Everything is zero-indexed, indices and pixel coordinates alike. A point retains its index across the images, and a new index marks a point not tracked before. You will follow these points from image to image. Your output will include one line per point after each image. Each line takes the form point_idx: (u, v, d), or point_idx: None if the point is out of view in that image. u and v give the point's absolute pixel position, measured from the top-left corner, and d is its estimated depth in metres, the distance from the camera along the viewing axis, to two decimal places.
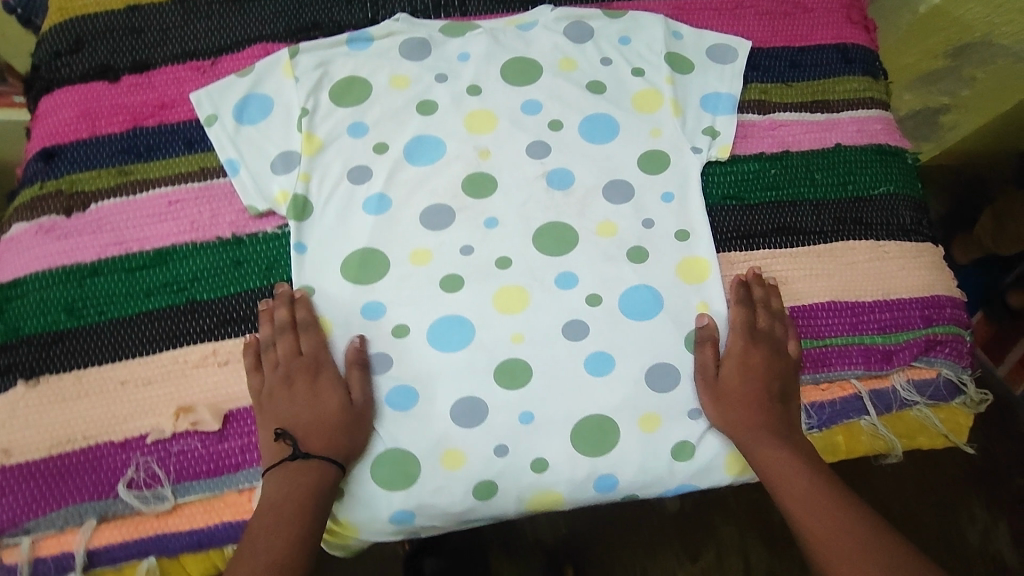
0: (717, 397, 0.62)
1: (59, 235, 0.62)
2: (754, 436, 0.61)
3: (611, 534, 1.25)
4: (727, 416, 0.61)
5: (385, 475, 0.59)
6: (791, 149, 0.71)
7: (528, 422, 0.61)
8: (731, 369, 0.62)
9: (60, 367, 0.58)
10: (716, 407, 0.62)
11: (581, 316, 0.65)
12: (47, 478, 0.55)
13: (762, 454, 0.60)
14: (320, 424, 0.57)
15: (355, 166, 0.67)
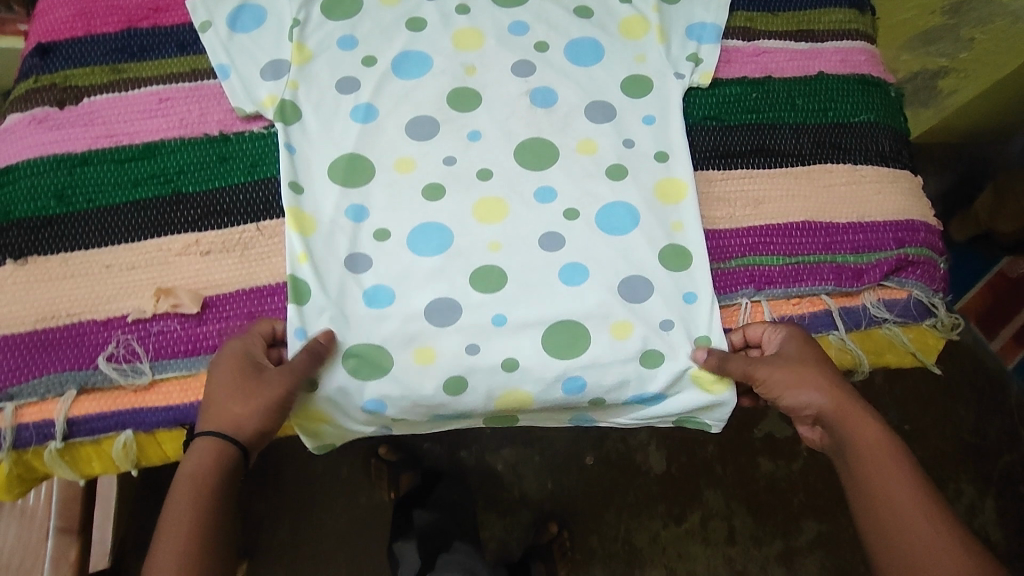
0: (796, 372, 0.59)
1: (52, 125, 0.63)
2: (850, 417, 0.58)
3: (597, 494, 1.26)
4: (814, 393, 0.59)
5: (352, 365, 0.60)
6: (772, 75, 0.71)
7: (500, 323, 0.62)
8: (795, 350, 0.61)
9: (49, 249, 0.60)
10: (796, 383, 0.59)
11: (558, 229, 0.65)
12: (31, 349, 0.57)
13: (855, 431, 0.58)
14: (219, 400, 0.55)
15: (343, 78, 0.67)
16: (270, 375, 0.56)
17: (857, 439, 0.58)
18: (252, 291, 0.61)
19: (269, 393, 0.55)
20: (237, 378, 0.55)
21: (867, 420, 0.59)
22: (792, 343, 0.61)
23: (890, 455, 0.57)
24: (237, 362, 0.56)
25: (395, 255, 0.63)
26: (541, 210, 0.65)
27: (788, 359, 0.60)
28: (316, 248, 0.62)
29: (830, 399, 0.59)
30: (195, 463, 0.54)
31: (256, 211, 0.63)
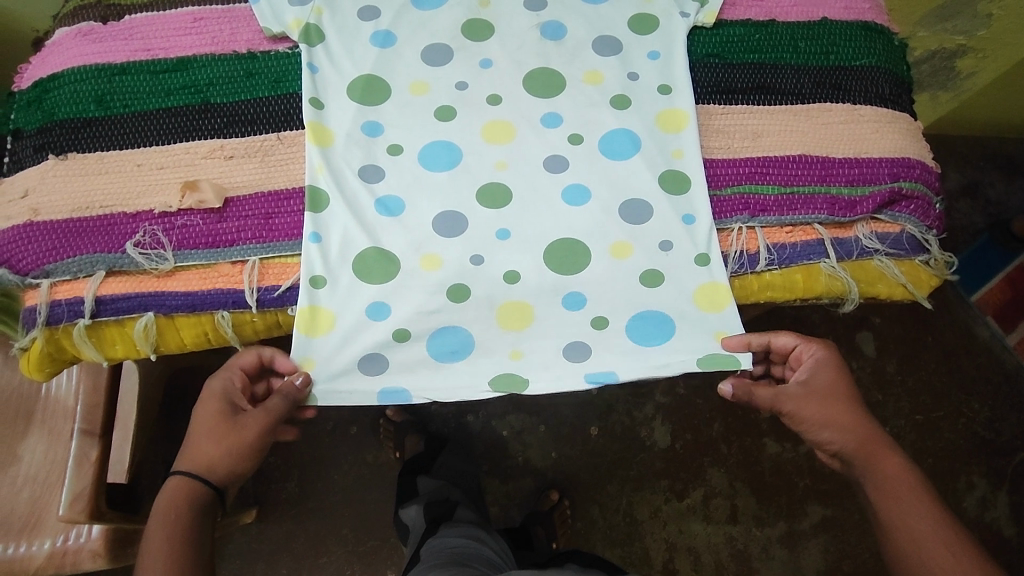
0: (822, 411, 0.64)
1: (95, 38, 0.68)
2: (874, 456, 0.63)
3: (599, 464, 1.26)
4: (839, 425, 0.64)
5: (361, 267, 0.64)
6: (777, 18, 0.74)
7: (503, 238, 0.65)
8: (823, 382, 0.65)
9: (87, 146, 0.65)
10: (824, 420, 0.64)
11: (561, 152, 0.68)
12: (67, 234, 0.61)
13: (878, 464, 0.63)
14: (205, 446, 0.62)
15: (365, 6, 0.72)
16: (250, 419, 0.62)
17: (880, 476, 0.62)
18: (270, 194, 0.64)
19: (243, 436, 0.62)
20: (218, 417, 0.62)
21: (890, 454, 0.63)
22: (822, 372, 0.66)
23: (909, 486, 0.61)
24: (219, 400, 0.63)
25: (408, 169, 0.67)
26: (547, 140, 0.68)
27: (811, 395, 0.65)
28: (332, 159, 0.66)
29: (852, 438, 0.64)
30: (168, 498, 0.61)
31: (278, 122, 0.67)
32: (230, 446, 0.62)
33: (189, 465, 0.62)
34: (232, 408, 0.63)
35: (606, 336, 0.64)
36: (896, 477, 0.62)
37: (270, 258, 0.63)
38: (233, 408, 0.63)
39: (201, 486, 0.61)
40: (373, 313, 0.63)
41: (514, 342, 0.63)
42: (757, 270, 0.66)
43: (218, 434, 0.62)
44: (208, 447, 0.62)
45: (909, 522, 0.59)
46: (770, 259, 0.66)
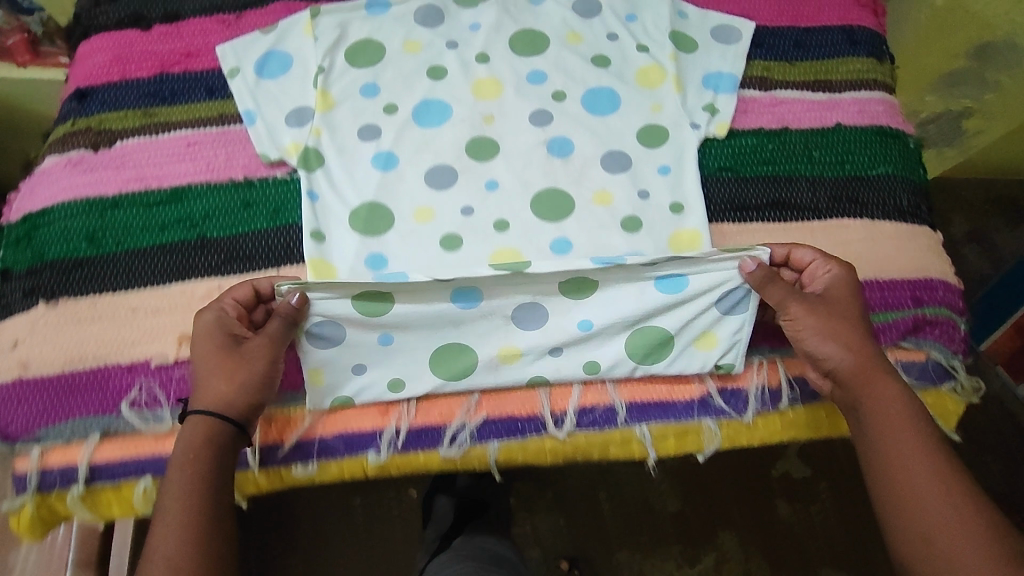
0: (827, 322, 0.59)
1: (86, 169, 0.66)
2: (870, 382, 0.57)
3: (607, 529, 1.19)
4: (840, 342, 0.59)
5: (364, 303, 0.60)
6: (789, 126, 0.72)
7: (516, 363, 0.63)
8: (837, 296, 0.61)
9: (79, 290, 0.62)
10: (821, 330, 0.59)
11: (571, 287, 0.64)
12: (59, 393, 0.59)
13: (874, 398, 0.57)
14: (209, 376, 0.56)
15: (363, 125, 0.68)
16: (250, 343, 0.57)
17: (876, 406, 0.57)
18: None
19: (251, 361, 0.57)
20: (214, 350, 0.57)
21: (888, 381, 0.58)
22: (836, 292, 0.61)
23: (907, 423, 0.56)
24: (213, 331, 0.58)
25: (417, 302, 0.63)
26: None
27: (825, 304, 0.60)
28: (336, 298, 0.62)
29: (853, 357, 0.58)
30: (186, 446, 0.54)
31: (278, 255, 0.64)
32: (239, 376, 0.56)
33: (203, 403, 0.55)
34: (230, 339, 0.58)
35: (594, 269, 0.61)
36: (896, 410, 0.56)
37: (273, 410, 0.61)
38: (230, 338, 0.58)
39: (217, 422, 0.55)
40: (383, 341, 0.62)
41: (503, 341, 0.63)
42: (780, 407, 0.65)
43: (222, 362, 0.56)
44: (211, 379, 0.56)
45: (912, 476, 0.54)
46: (792, 396, 0.64)
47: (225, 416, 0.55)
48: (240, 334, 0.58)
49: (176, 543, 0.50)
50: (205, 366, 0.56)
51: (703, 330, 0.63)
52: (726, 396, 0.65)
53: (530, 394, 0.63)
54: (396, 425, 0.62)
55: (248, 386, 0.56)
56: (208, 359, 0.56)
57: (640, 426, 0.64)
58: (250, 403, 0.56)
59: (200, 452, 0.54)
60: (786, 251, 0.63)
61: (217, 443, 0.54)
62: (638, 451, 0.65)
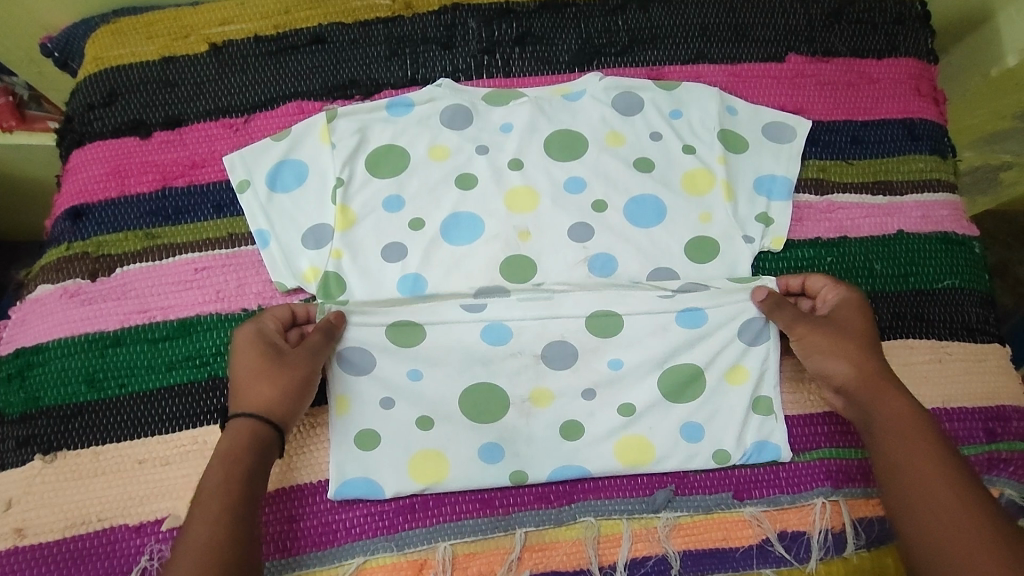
0: (836, 341, 0.57)
1: (83, 300, 0.60)
2: (875, 387, 0.56)
3: None
4: (841, 354, 0.57)
5: (396, 331, 0.60)
6: (848, 235, 0.67)
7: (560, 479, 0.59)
8: (846, 317, 0.59)
9: (79, 440, 0.57)
10: (828, 348, 0.57)
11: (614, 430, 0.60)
12: (59, 564, 0.54)
13: (880, 406, 0.55)
14: (248, 381, 0.54)
15: (388, 244, 0.63)
16: (292, 354, 0.55)
17: (881, 411, 0.55)
18: (290, 490, 0.57)
19: (293, 370, 0.55)
20: (255, 361, 0.54)
21: (897, 393, 0.55)
22: (846, 311, 0.59)
23: (912, 430, 0.53)
24: (255, 342, 0.55)
25: (456, 439, 0.59)
26: (593, 405, 0.60)
27: (832, 325, 0.58)
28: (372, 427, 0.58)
29: (858, 370, 0.56)
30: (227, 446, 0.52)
31: None
32: (281, 384, 0.54)
33: (244, 406, 0.53)
34: (272, 348, 0.55)
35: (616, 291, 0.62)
36: (902, 416, 0.54)
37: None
38: (272, 348, 0.55)
39: (257, 423, 0.53)
40: (412, 378, 0.59)
41: (535, 380, 0.60)
42: (845, 554, 0.59)
43: (264, 372, 0.54)
44: (252, 382, 0.54)
45: (914, 481, 0.51)
46: (858, 542, 0.59)
47: (267, 421, 0.53)
48: (281, 344, 0.56)
49: (211, 528, 0.47)
50: (244, 370, 0.54)
51: (732, 364, 0.61)
52: (786, 541, 0.59)
53: (576, 545, 0.57)
54: None
55: (287, 392, 0.54)
56: (249, 362, 0.54)
57: None
58: (290, 409, 0.54)
59: (239, 453, 0.51)
60: (800, 279, 0.62)
61: (256, 442, 0.52)
62: None
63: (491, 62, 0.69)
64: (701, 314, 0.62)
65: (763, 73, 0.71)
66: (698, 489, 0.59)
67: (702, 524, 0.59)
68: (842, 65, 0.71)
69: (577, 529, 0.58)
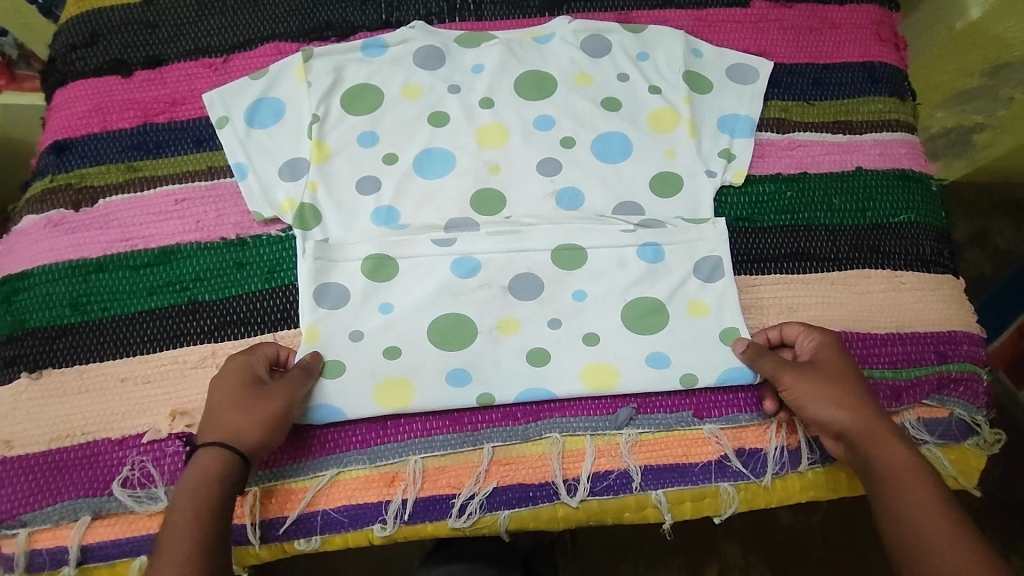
0: (827, 388, 0.56)
1: (67, 229, 0.62)
2: (873, 429, 0.54)
3: (613, 541, 0.93)
4: (833, 401, 0.56)
5: (372, 263, 0.62)
6: (808, 171, 0.69)
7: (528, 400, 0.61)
8: (827, 360, 0.58)
9: (63, 360, 0.59)
10: (823, 397, 0.56)
11: (578, 354, 0.62)
12: (45, 473, 0.56)
13: (882, 454, 0.53)
14: (220, 406, 0.54)
15: (363, 176, 0.65)
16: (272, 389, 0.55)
17: (883, 465, 0.53)
18: None
19: (269, 406, 0.54)
20: (236, 392, 0.54)
21: (899, 444, 0.54)
22: (826, 354, 0.58)
23: (923, 484, 0.51)
24: (238, 375, 0.55)
25: (425, 361, 0.60)
26: (559, 331, 0.62)
27: (819, 372, 0.57)
28: (343, 350, 0.60)
29: (854, 418, 0.55)
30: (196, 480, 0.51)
31: (273, 319, 0.61)
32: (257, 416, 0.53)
33: (215, 435, 0.52)
34: (253, 383, 0.55)
35: (580, 220, 0.65)
36: (905, 466, 0.53)
37: (274, 485, 0.58)
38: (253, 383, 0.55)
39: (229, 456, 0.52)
40: (383, 311, 0.61)
41: (502, 309, 0.62)
42: (799, 469, 0.62)
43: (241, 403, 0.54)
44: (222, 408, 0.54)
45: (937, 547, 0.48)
46: (813, 457, 0.62)
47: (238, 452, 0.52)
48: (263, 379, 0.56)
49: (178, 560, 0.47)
50: (218, 396, 0.54)
51: (690, 296, 0.64)
52: (744, 457, 0.62)
53: (543, 459, 0.60)
54: (403, 495, 0.59)
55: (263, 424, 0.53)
56: (223, 388, 0.55)
57: (657, 491, 0.60)
58: (262, 442, 0.53)
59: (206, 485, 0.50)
60: (775, 330, 0.62)
61: (226, 475, 0.51)
62: (654, 516, 0.61)
63: (463, 7, 0.71)
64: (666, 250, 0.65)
65: (728, 18, 0.73)
66: (659, 409, 0.62)
67: (663, 441, 0.61)
68: (805, 11, 0.74)
69: (543, 444, 0.61)
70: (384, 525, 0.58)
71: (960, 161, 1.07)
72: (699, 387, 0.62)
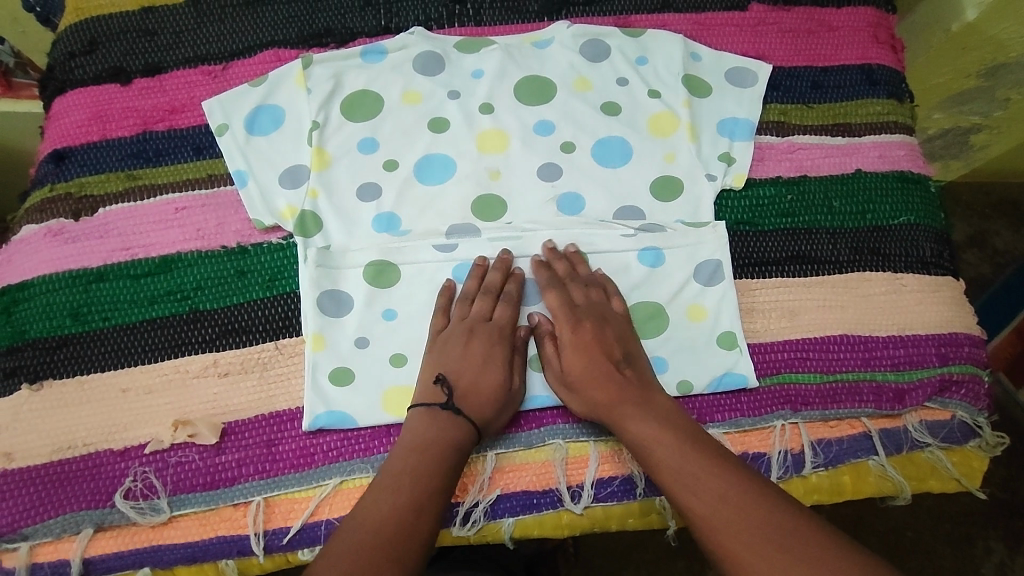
0: (558, 375, 0.59)
1: (67, 239, 0.62)
2: (614, 409, 0.56)
3: (616, 544, 0.93)
4: (585, 392, 0.58)
5: (374, 268, 0.62)
6: (808, 174, 0.69)
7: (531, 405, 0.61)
8: (563, 335, 0.60)
9: (63, 371, 0.59)
10: (558, 381, 0.60)
11: None
12: (46, 485, 0.56)
13: (626, 431, 0.56)
14: (498, 382, 0.58)
15: (363, 183, 0.65)
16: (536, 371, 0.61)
17: (635, 440, 0.55)
18: (272, 416, 0.59)
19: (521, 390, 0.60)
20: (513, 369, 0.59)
21: (645, 417, 0.55)
22: (575, 327, 0.60)
23: (682, 453, 0.52)
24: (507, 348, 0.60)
25: None
26: None
27: (563, 350, 0.60)
28: (346, 358, 0.60)
29: (580, 400, 0.58)
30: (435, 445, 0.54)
31: (275, 327, 0.61)
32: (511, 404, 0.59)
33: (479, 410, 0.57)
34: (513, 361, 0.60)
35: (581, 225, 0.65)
36: (660, 438, 0.54)
37: (274, 495, 0.57)
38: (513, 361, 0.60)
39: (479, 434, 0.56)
40: (386, 318, 0.61)
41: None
42: (803, 473, 0.62)
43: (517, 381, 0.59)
44: (480, 376, 0.58)
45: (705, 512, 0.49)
46: (816, 462, 0.62)
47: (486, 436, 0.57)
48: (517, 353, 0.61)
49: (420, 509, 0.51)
50: (485, 366, 0.58)
51: (692, 300, 0.64)
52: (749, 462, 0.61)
53: (546, 466, 0.60)
54: None
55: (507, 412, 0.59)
56: (487, 361, 0.58)
57: (661, 497, 0.60)
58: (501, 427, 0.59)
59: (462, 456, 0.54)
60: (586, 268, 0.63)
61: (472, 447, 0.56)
62: (658, 522, 0.61)
63: (463, 12, 0.71)
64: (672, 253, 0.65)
65: (726, 22, 0.73)
66: None
67: None
68: (803, 13, 0.74)
69: (546, 451, 0.60)
70: None
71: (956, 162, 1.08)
72: (703, 392, 0.62)
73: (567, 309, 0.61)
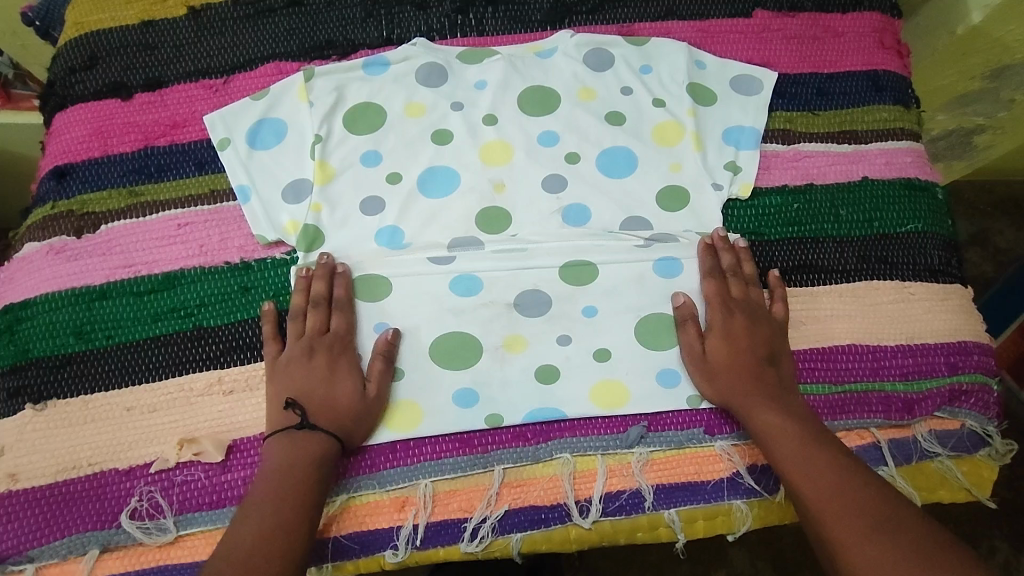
0: (701, 360, 0.60)
1: (70, 256, 0.61)
2: (748, 398, 0.58)
3: (623, 552, 0.93)
4: (720, 378, 0.59)
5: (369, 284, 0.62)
6: (814, 182, 0.69)
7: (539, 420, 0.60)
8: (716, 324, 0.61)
9: (68, 390, 0.58)
10: (694, 366, 0.60)
11: (588, 372, 0.61)
12: (51, 506, 0.56)
13: (755, 421, 0.57)
14: (330, 387, 0.57)
15: (367, 197, 0.64)
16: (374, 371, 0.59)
17: (762, 429, 0.57)
18: None
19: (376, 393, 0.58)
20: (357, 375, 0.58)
21: (773, 409, 0.57)
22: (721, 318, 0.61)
23: (806, 446, 0.55)
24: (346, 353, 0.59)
25: (433, 383, 0.60)
26: (568, 349, 0.62)
27: (710, 338, 0.61)
28: None
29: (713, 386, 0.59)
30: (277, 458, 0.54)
31: None
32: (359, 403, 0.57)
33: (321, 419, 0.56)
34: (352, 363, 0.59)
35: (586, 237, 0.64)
36: (792, 431, 0.56)
37: None
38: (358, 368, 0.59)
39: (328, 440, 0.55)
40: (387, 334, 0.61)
41: (508, 329, 0.62)
42: None
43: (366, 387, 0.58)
44: (321, 385, 0.57)
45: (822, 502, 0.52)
46: None
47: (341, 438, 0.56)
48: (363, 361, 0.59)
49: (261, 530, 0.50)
50: (311, 372, 0.57)
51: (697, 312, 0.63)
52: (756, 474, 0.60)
53: (554, 480, 0.60)
54: (413, 520, 0.58)
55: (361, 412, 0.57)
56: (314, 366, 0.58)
57: (669, 510, 0.60)
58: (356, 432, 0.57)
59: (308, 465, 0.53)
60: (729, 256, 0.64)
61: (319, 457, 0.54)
62: (667, 536, 0.60)
63: (465, 22, 0.71)
64: (677, 263, 0.64)
65: (731, 28, 0.73)
66: (670, 427, 0.61)
67: (675, 459, 0.61)
68: (807, 19, 0.73)
69: (554, 465, 0.60)
70: (396, 550, 0.58)
71: (960, 163, 1.07)
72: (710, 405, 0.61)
73: (722, 301, 0.62)
